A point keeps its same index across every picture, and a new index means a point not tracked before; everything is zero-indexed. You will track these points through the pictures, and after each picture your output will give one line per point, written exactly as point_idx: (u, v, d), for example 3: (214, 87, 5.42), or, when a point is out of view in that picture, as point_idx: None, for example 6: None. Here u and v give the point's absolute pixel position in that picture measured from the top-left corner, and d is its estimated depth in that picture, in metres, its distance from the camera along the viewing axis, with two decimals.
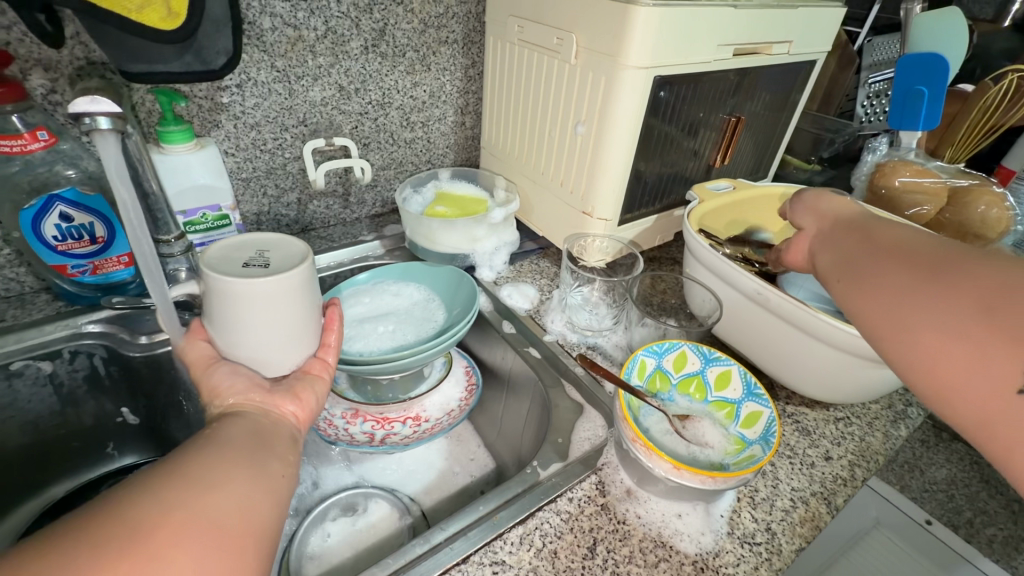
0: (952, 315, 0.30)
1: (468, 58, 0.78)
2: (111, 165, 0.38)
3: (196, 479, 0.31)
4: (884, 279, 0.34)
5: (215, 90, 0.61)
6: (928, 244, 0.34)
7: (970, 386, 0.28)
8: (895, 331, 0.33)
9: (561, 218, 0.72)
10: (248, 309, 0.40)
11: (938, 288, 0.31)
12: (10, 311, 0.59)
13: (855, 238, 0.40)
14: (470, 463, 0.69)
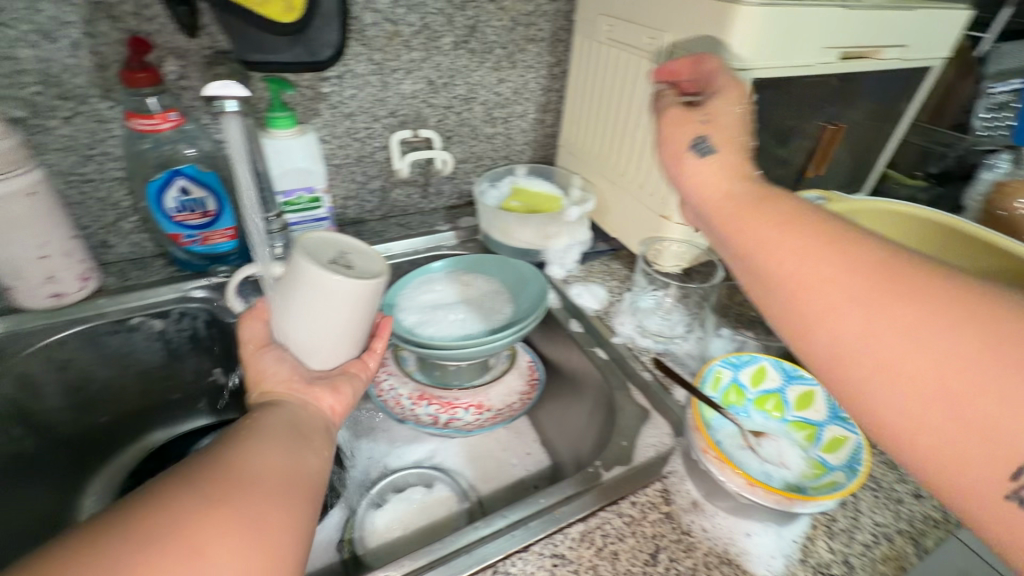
0: (900, 349, 0.27)
1: (554, 56, 0.79)
2: (235, 146, 0.42)
3: (238, 471, 0.32)
4: (812, 295, 0.31)
5: (318, 81, 0.65)
6: (876, 269, 0.30)
7: (917, 426, 0.27)
8: (834, 360, 0.30)
9: (638, 220, 0.71)
10: (325, 306, 0.42)
11: (883, 314, 0.28)
12: (132, 272, 0.66)
13: (775, 240, 0.34)
14: (527, 457, 0.69)
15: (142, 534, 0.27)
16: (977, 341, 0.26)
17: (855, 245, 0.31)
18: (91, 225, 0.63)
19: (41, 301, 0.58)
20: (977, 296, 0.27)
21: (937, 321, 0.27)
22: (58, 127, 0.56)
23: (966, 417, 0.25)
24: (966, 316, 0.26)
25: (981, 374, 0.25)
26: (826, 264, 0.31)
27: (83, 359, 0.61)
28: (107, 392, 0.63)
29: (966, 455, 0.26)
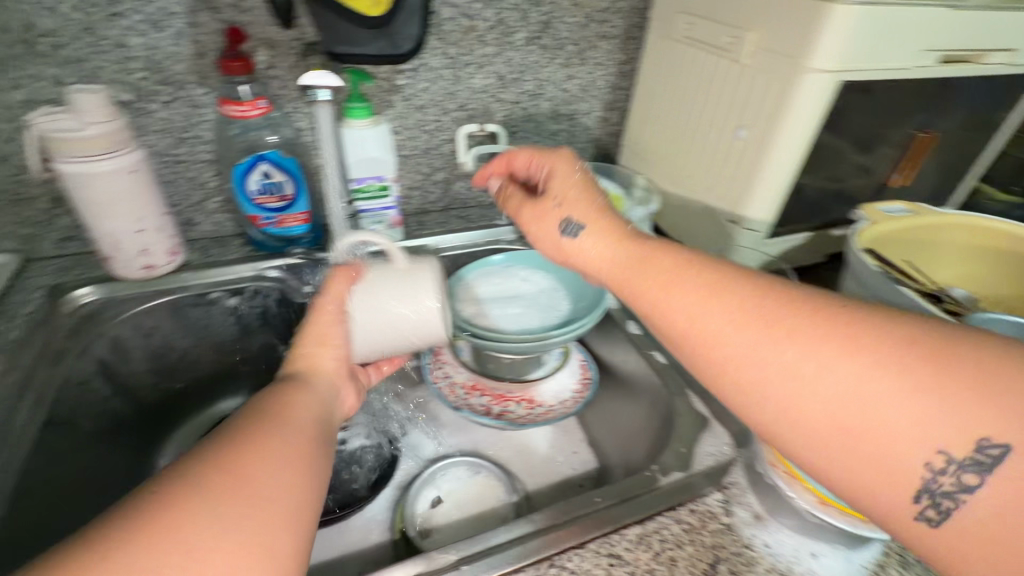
0: (803, 393, 0.32)
1: (624, 54, 0.78)
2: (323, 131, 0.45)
3: (245, 484, 0.28)
4: (725, 348, 0.35)
5: (394, 73, 0.67)
6: (771, 314, 0.34)
7: (828, 460, 0.31)
8: (752, 405, 0.34)
9: (704, 224, 0.69)
10: (422, 330, 0.48)
11: (785, 361, 0.32)
12: (213, 250, 0.70)
13: (679, 294, 0.38)
14: (573, 456, 0.68)
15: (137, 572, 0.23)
16: (864, 380, 0.30)
17: (752, 293, 0.35)
18: (180, 203, 0.67)
19: (134, 272, 0.62)
20: (858, 332, 0.31)
21: (829, 365, 0.31)
22: (158, 111, 0.60)
23: (864, 448, 0.30)
24: (851, 356, 0.31)
25: (871, 410, 0.30)
26: (731, 316, 0.35)
27: (167, 328, 0.65)
28: (185, 360, 0.68)
29: (872, 480, 0.30)
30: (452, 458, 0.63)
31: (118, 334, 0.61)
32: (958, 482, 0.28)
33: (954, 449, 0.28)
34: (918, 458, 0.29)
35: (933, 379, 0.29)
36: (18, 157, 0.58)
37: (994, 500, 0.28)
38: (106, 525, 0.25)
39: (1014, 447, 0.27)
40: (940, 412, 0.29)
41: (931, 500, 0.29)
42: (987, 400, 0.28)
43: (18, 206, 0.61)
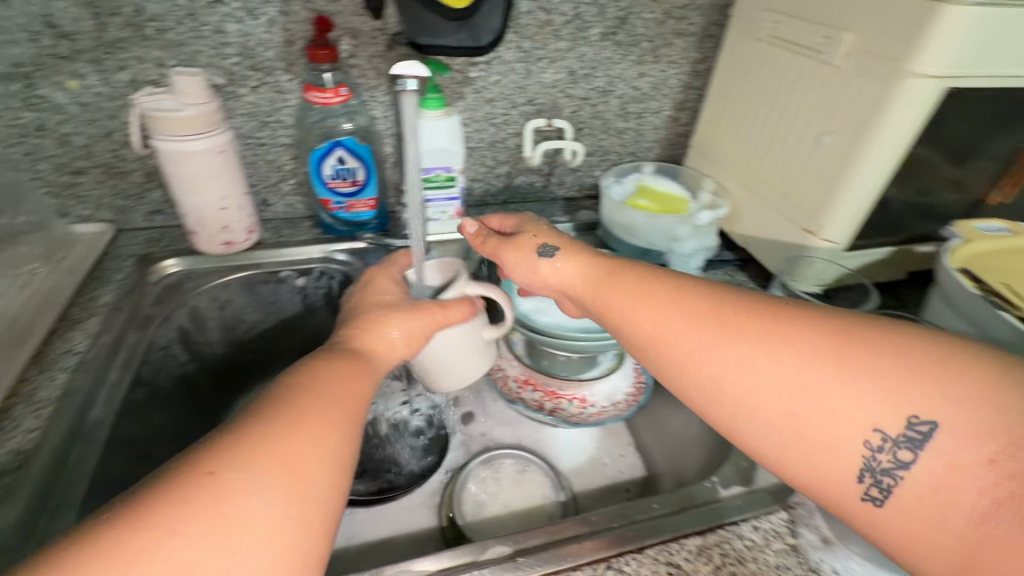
0: (758, 391, 0.37)
1: (700, 52, 0.76)
2: (409, 121, 0.45)
3: (276, 455, 0.31)
4: (690, 353, 0.40)
5: (468, 65, 0.68)
6: (721, 321, 0.40)
7: (785, 449, 0.36)
8: (716, 403, 0.39)
9: (777, 233, 0.67)
10: (458, 372, 0.51)
11: (740, 361, 0.38)
12: (284, 230, 0.73)
13: (642, 305, 0.44)
14: (620, 459, 0.68)
15: (192, 561, 0.26)
16: (809, 374, 0.35)
17: (709, 304, 0.41)
18: (258, 184, 0.70)
19: (215, 247, 0.66)
20: (801, 333, 0.37)
21: (780, 363, 0.36)
22: (246, 95, 0.63)
23: (812, 435, 0.35)
24: (795, 354, 0.36)
25: (817, 401, 0.35)
26: (691, 325, 0.41)
27: (240, 303, 0.68)
28: (255, 334, 0.71)
29: (823, 463, 0.35)
30: (500, 450, 0.64)
31: (198, 304, 0.65)
32: (894, 459, 0.33)
33: (888, 429, 0.33)
34: (859, 439, 0.34)
35: (865, 369, 0.34)
36: (120, 133, 0.62)
37: (926, 475, 0.32)
38: (170, 505, 0.27)
39: (941, 424, 0.32)
40: (875, 399, 0.34)
41: (873, 477, 0.33)
42: (915, 385, 0.33)
43: (116, 179, 0.65)
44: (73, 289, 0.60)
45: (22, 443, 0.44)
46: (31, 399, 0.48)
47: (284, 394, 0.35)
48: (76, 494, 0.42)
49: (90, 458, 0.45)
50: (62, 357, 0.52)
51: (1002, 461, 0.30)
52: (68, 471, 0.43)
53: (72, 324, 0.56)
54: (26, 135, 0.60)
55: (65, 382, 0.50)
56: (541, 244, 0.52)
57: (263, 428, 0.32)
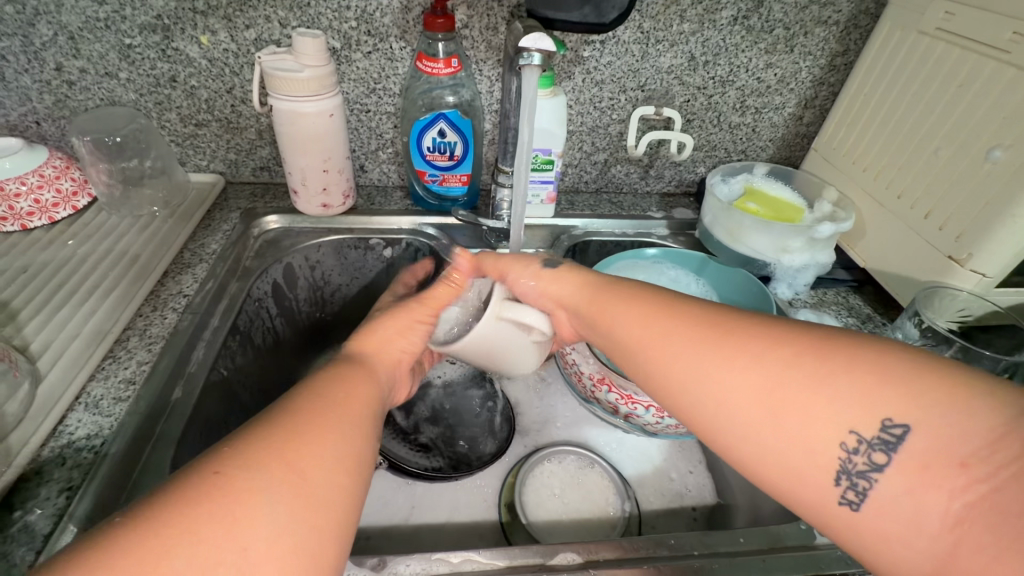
0: (727, 388, 0.36)
1: (842, 44, 0.68)
2: (530, 94, 0.47)
3: (280, 457, 0.31)
4: (665, 352, 0.40)
5: (582, 44, 0.64)
6: (692, 325, 0.40)
7: (754, 450, 0.34)
8: (686, 402, 0.38)
9: (915, 256, 0.58)
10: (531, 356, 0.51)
11: (711, 360, 0.37)
12: (377, 198, 0.74)
13: (618, 309, 0.45)
14: (689, 475, 0.62)
15: (206, 563, 0.26)
16: (776, 373, 0.34)
17: (683, 307, 0.42)
18: (358, 150, 0.71)
19: (313, 209, 0.68)
20: (772, 337, 0.36)
21: (749, 363, 0.36)
22: (359, 60, 0.63)
23: (780, 437, 0.33)
24: (762, 356, 0.35)
25: (787, 401, 0.33)
26: (666, 325, 0.41)
27: (328, 265, 0.70)
28: (338, 297, 0.73)
29: (796, 463, 0.33)
30: (565, 446, 0.62)
31: (293, 262, 0.66)
32: (869, 461, 0.31)
33: (863, 429, 0.31)
34: (835, 440, 0.32)
35: (835, 370, 0.33)
36: (240, 90, 0.65)
37: (902, 479, 0.30)
38: (183, 508, 0.27)
39: (914, 426, 0.30)
40: (846, 398, 0.32)
41: (849, 480, 0.31)
42: (886, 388, 0.31)
43: (231, 134, 0.68)
44: (186, 235, 0.64)
45: (135, 373, 0.47)
46: (144, 333, 0.51)
47: (290, 403, 0.35)
48: (176, 430, 0.45)
49: (191, 396, 0.47)
50: (173, 297, 0.56)
51: (975, 464, 0.28)
52: (172, 405, 0.46)
53: (183, 267, 0.60)
54: (160, 85, 0.64)
55: (174, 321, 0.53)
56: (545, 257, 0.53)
57: (269, 431, 0.32)
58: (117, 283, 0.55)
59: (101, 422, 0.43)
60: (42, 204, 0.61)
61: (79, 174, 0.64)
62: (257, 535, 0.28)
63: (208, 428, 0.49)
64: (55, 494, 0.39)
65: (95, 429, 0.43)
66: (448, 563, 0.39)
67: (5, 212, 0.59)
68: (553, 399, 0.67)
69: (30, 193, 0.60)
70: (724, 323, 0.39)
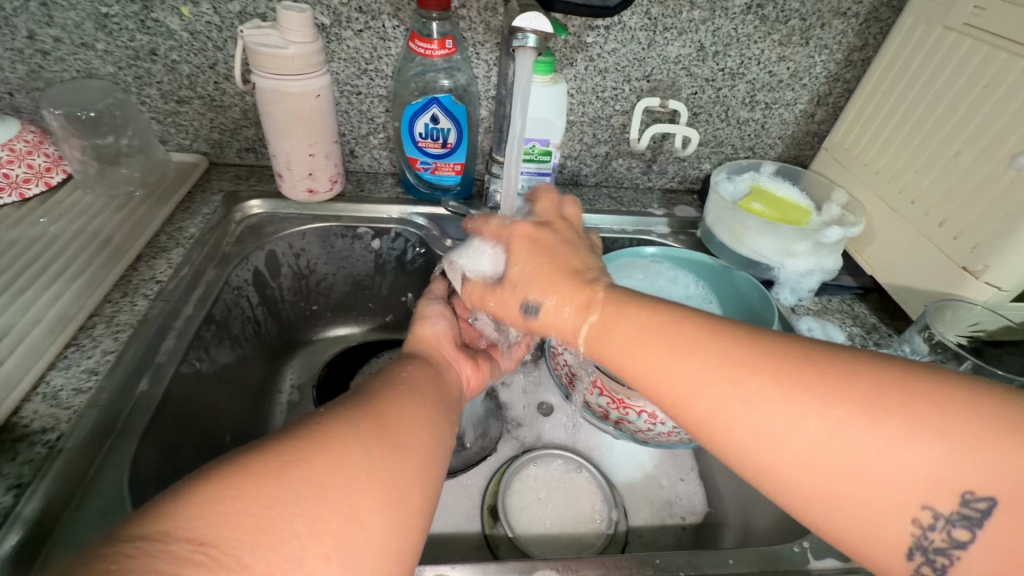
0: (783, 464, 0.31)
1: (860, 39, 0.64)
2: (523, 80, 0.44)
3: (377, 411, 0.33)
4: (703, 418, 0.33)
5: (585, 29, 0.61)
6: (736, 375, 0.33)
7: (820, 519, 0.30)
8: (738, 465, 0.33)
9: (927, 265, 0.56)
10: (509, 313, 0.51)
11: (762, 430, 0.31)
12: (367, 185, 0.71)
13: (634, 339, 0.37)
14: (679, 483, 0.60)
15: (314, 488, 0.27)
16: (841, 449, 0.29)
17: (711, 350, 0.34)
18: (348, 133, 0.68)
19: (299, 194, 0.65)
20: (829, 399, 0.30)
21: (817, 429, 0.30)
22: (349, 39, 0.60)
23: (850, 516, 0.29)
24: (830, 421, 0.30)
25: (856, 480, 0.29)
26: (705, 369, 0.34)
27: (314, 253, 0.67)
28: (324, 286, 0.70)
29: (866, 540, 0.30)
30: (552, 449, 0.59)
31: (276, 249, 0.64)
32: (948, 539, 0.28)
33: (941, 506, 0.28)
34: (909, 518, 0.29)
35: (912, 440, 0.28)
36: (224, 66, 0.61)
37: (981, 552, 0.28)
38: (288, 439, 0.29)
39: (1001, 500, 0.27)
40: (919, 473, 0.28)
41: (925, 557, 0.29)
42: (960, 456, 0.28)
43: (215, 113, 0.65)
44: (163, 217, 0.61)
45: (98, 363, 0.45)
46: (111, 321, 0.49)
47: (357, 387, 0.36)
48: (139, 427, 0.42)
49: (157, 389, 0.45)
50: (145, 283, 0.53)
51: None
52: (136, 398, 0.44)
53: (158, 251, 0.57)
54: (139, 58, 0.60)
55: (145, 309, 0.50)
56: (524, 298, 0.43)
57: (349, 399, 0.34)
58: (86, 266, 0.52)
59: (58, 414, 0.41)
60: (12, 179, 0.58)
61: (53, 149, 0.61)
62: (359, 467, 0.28)
63: (177, 422, 0.47)
64: (2, 491, 0.36)
65: (52, 423, 0.40)
66: None
67: None
68: (542, 401, 0.65)
69: (0, 168, 0.57)
70: (771, 367, 0.32)
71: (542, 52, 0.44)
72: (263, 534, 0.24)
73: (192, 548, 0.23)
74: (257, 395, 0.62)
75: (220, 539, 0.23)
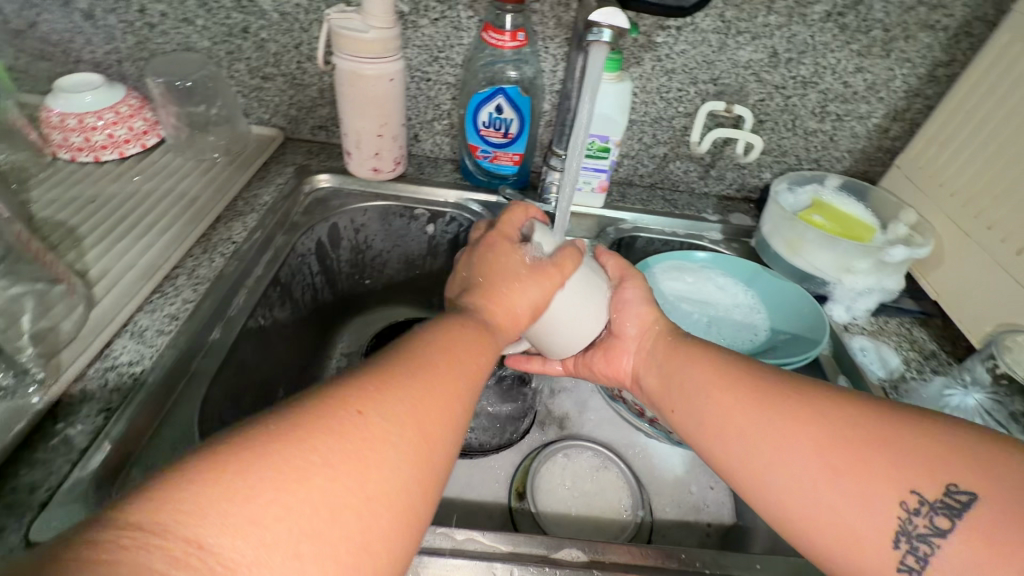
0: (780, 447, 0.36)
1: (947, 54, 0.61)
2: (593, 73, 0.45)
3: (419, 408, 0.32)
4: (722, 407, 0.40)
5: (656, 28, 0.61)
6: (751, 380, 0.40)
7: (811, 504, 0.34)
8: (742, 455, 0.38)
9: (1002, 295, 0.53)
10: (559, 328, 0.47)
11: (773, 415, 0.37)
12: (427, 169, 0.74)
13: (675, 352, 0.45)
14: (708, 490, 0.59)
15: (332, 496, 0.26)
16: (839, 434, 0.34)
17: (736, 362, 0.42)
18: (413, 118, 0.71)
19: (364, 172, 0.68)
20: (831, 397, 0.37)
21: (811, 420, 0.36)
22: (425, 26, 0.63)
23: (843, 497, 0.33)
24: (825, 414, 0.36)
25: (850, 460, 0.34)
26: (724, 376, 0.41)
27: (372, 229, 0.70)
28: (378, 262, 0.74)
29: (855, 525, 0.33)
30: (583, 442, 0.60)
31: (338, 222, 0.67)
32: (931, 525, 0.31)
33: (926, 492, 0.32)
34: (895, 500, 0.32)
35: (896, 433, 0.33)
36: (307, 46, 0.65)
37: (966, 548, 0.30)
38: (319, 437, 0.28)
39: (982, 497, 0.30)
40: (908, 460, 0.32)
41: (909, 543, 0.31)
42: (941, 455, 0.32)
43: (295, 91, 0.70)
44: (241, 184, 0.65)
45: (179, 310, 0.49)
46: (192, 273, 0.53)
47: (408, 358, 0.35)
48: (211, 370, 0.46)
49: (228, 338, 0.49)
50: (223, 242, 0.57)
51: None
52: (209, 344, 0.48)
53: (235, 214, 0.62)
54: (233, 36, 0.65)
55: (222, 265, 0.55)
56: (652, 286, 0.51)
57: (396, 379, 0.32)
58: (173, 223, 0.57)
59: (143, 351, 0.45)
60: (115, 139, 0.64)
61: (151, 114, 0.67)
62: (380, 482, 0.28)
63: (241, 370, 0.51)
64: (94, 413, 0.41)
65: (138, 357, 0.45)
66: (451, 539, 0.39)
67: (83, 143, 0.63)
68: (577, 392, 0.66)
69: (105, 128, 0.63)
70: (782, 377, 0.40)
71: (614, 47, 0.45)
72: (270, 548, 0.24)
73: (192, 551, 0.22)
74: (310, 358, 0.66)
75: (225, 544, 0.23)
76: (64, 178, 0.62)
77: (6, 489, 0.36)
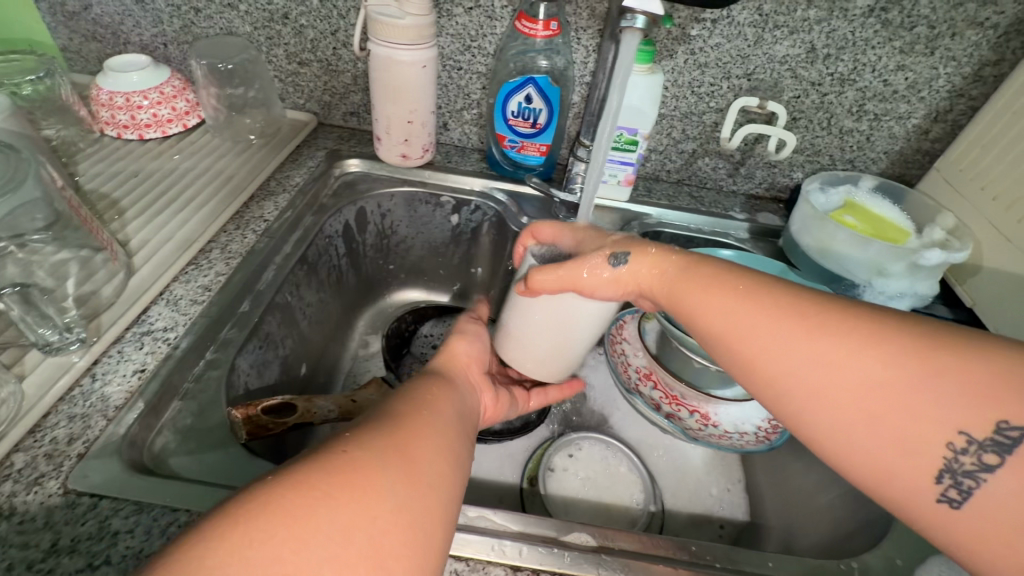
0: (817, 389, 0.33)
1: (996, 53, 0.59)
2: (624, 58, 0.44)
3: (409, 442, 0.32)
4: (751, 341, 0.37)
5: (691, 21, 0.61)
6: (782, 313, 0.36)
7: (852, 447, 0.32)
8: (776, 395, 0.35)
9: None
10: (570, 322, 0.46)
11: (807, 353, 0.34)
12: (454, 158, 0.75)
13: (698, 286, 0.41)
14: (723, 489, 0.59)
15: (341, 527, 0.26)
16: (882, 370, 0.32)
17: (763, 291, 0.38)
18: (443, 106, 0.72)
19: (393, 157, 0.69)
20: (869, 330, 0.33)
21: (850, 358, 0.33)
22: (459, 15, 0.64)
23: (884, 440, 0.31)
24: (862, 351, 0.33)
25: (893, 395, 0.31)
26: (755, 310, 0.37)
27: (398, 215, 0.72)
28: (402, 247, 0.75)
29: (896, 465, 0.31)
30: (596, 434, 0.60)
31: (366, 206, 0.69)
32: (978, 462, 0.30)
33: (973, 430, 0.30)
34: (939, 439, 0.30)
35: (940, 370, 0.31)
36: (344, 33, 0.67)
37: (1013, 479, 0.29)
38: (318, 477, 0.28)
39: None
40: (955, 395, 0.30)
41: (952, 479, 0.30)
42: (984, 391, 0.30)
43: (329, 76, 0.71)
44: (274, 165, 0.67)
45: (212, 282, 0.51)
46: (225, 248, 0.55)
47: (383, 408, 0.36)
48: (238, 340, 0.47)
49: (256, 310, 0.50)
50: (255, 220, 0.59)
51: None
52: (239, 315, 0.49)
53: (267, 194, 0.63)
54: (273, 21, 0.67)
55: (253, 242, 0.56)
56: (611, 251, 0.44)
57: (374, 420, 0.34)
58: (209, 200, 0.59)
59: (177, 319, 0.47)
60: (158, 118, 0.66)
61: (193, 96, 0.69)
62: (383, 510, 0.28)
63: (267, 343, 0.52)
64: (129, 373, 0.43)
65: (172, 324, 0.47)
66: (463, 515, 0.39)
67: (129, 121, 0.65)
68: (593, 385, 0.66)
69: (151, 107, 0.65)
70: (815, 308, 0.36)
71: (646, 35, 0.45)
72: None
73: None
74: (332, 337, 0.67)
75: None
76: (109, 154, 0.64)
77: (46, 438, 0.38)
